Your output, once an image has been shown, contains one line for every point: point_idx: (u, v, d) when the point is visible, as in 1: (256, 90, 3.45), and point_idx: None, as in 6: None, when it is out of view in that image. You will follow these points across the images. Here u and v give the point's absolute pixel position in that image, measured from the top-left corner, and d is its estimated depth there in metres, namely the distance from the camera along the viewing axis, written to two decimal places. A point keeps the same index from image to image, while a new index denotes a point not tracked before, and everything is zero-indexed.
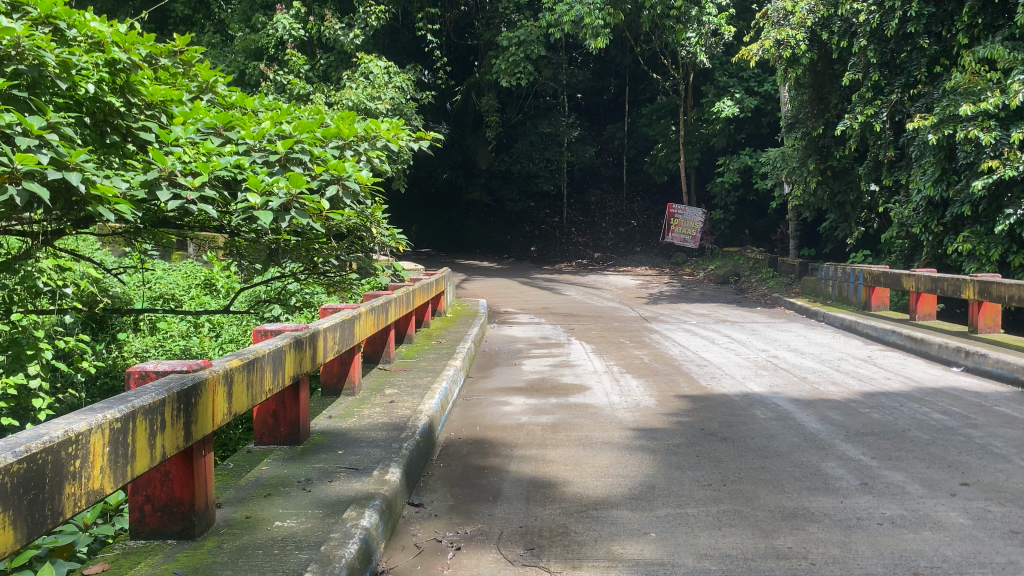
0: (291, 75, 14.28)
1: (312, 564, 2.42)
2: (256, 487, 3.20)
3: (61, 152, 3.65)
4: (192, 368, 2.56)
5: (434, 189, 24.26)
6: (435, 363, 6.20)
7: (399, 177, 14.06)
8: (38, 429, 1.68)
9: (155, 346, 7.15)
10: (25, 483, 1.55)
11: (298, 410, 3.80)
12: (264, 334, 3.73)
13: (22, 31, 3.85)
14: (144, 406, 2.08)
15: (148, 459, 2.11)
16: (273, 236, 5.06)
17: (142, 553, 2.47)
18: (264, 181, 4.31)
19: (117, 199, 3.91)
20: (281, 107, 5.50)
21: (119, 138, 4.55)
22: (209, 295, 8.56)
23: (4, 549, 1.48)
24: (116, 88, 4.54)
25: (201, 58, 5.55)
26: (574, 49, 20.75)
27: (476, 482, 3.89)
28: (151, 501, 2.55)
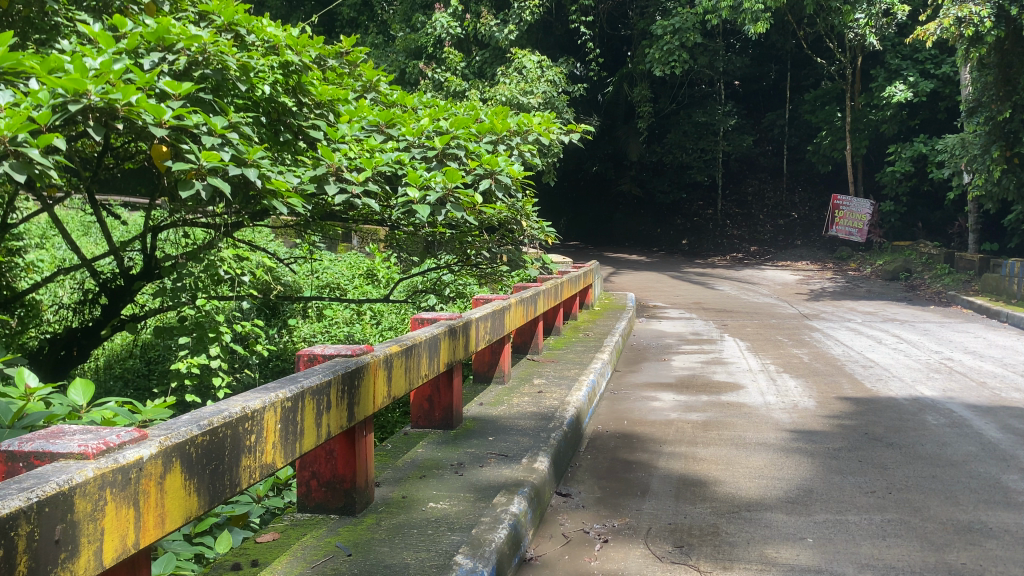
0: (448, 72, 14.69)
1: (463, 546, 2.49)
2: (412, 469, 3.33)
3: (241, 150, 3.93)
4: (356, 352, 2.69)
5: (585, 182, 24.28)
6: (583, 356, 6.21)
7: (551, 169, 14.18)
8: (220, 405, 1.82)
9: (322, 332, 7.61)
10: (208, 453, 1.68)
11: (451, 395, 3.92)
12: (421, 322, 3.86)
13: (208, 38, 4.18)
14: (312, 386, 2.21)
15: (315, 437, 2.24)
16: (430, 229, 5.24)
17: (308, 525, 2.63)
18: (422, 176, 4.45)
19: (289, 193, 4.18)
20: (439, 104, 5.70)
21: (291, 136, 4.86)
22: (371, 285, 9.00)
23: (189, 514, 1.61)
24: (290, 89, 4.84)
25: (365, 58, 5.79)
26: (733, 36, 20.11)
27: (624, 476, 3.87)
28: (316, 478, 2.71)
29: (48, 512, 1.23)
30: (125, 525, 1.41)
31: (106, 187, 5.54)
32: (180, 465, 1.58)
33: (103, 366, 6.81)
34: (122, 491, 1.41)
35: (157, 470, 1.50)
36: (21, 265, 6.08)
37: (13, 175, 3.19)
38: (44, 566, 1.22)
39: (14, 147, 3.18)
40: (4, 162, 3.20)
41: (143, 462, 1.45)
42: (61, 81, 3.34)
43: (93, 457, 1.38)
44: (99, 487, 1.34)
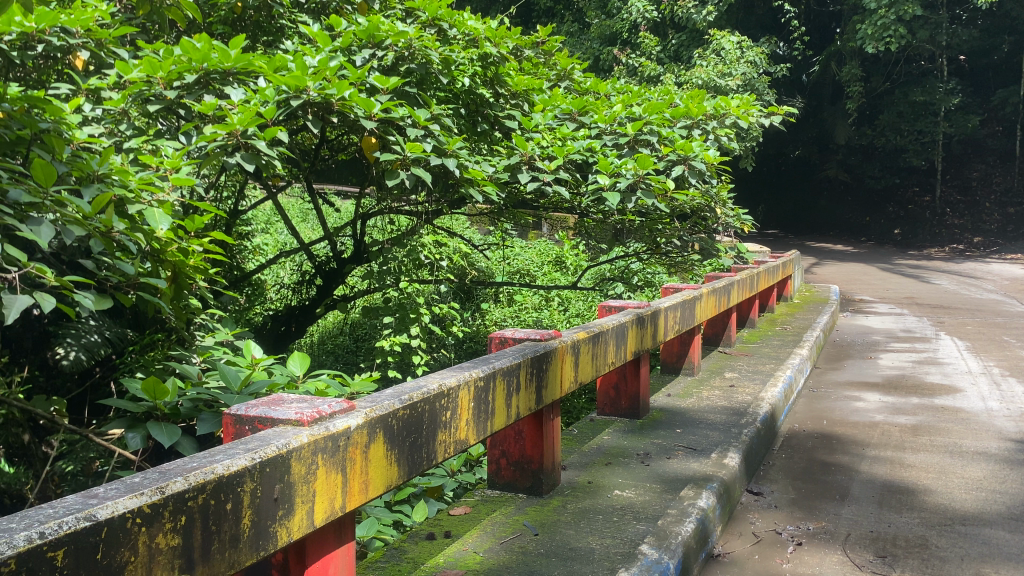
0: (643, 57, 14.49)
1: (649, 537, 2.47)
2: (599, 455, 3.34)
3: (441, 140, 4.09)
4: (544, 337, 2.74)
5: (785, 168, 23.16)
6: (779, 350, 5.95)
7: (748, 155, 13.64)
8: (418, 381, 1.92)
9: (512, 317, 7.82)
10: (408, 426, 1.78)
11: (638, 384, 3.88)
12: (609, 309, 3.86)
13: (413, 34, 4.38)
14: (503, 368, 2.27)
15: (506, 417, 2.31)
16: (620, 216, 5.23)
17: (497, 502, 2.72)
18: (613, 163, 4.44)
19: (485, 181, 4.30)
20: (632, 90, 5.64)
21: (488, 126, 5.01)
22: (560, 272, 9.12)
23: (389, 483, 1.71)
24: (488, 80, 4.99)
25: (561, 46, 5.83)
26: (958, 5, 18.30)
27: (821, 478, 3.68)
28: (505, 456, 2.79)
29: (268, 472, 1.35)
30: (334, 489, 1.52)
31: (321, 177, 5.99)
32: (383, 436, 1.68)
33: (316, 342, 7.39)
34: (332, 457, 1.52)
35: (362, 439, 1.61)
36: (250, 248, 6.72)
37: (244, 166, 3.52)
38: (265, 520, 1.35)
39: (245, 140, 3.51)
40: (237, 154, 3.55)
41: (350, 431, 1.57)
42: (284, 79, 3.64)
43: (307, 425, 1.50)
44: (312, 451, 1.46)
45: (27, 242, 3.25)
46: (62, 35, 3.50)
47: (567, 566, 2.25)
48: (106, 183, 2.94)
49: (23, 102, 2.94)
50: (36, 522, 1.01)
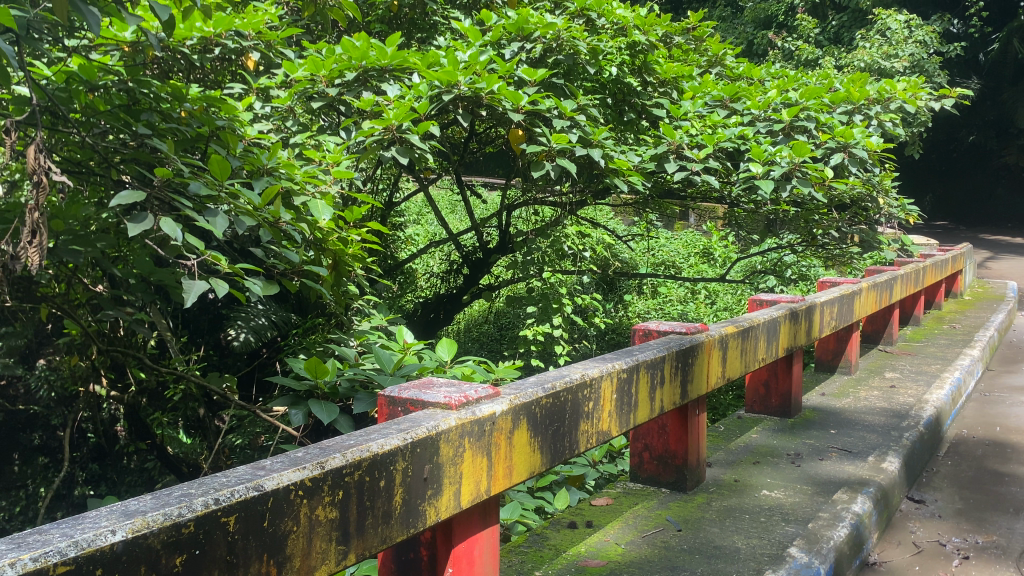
0: (799, 40, 13.87)
1: (799, 539, 2.38)
2: (746, 453, 3.25)
3: (588, 131, 4.08)
4: (690, 330, 2.69)
5: (958, 154, 21.53)
6: (946, 350, 5.56)
7: (915, 141, 12.78)
8: (561, 371, 1.94)
9: (656, 309, 7.74)
10: (550, 415, 1.80)
11: (790, 382, 3.74)
12: (759, 303, 3.73)
13: (562, 25, 4.39)
14: (647, 360, 2.25)
15: (650, 410, 2.29)
16: (772, 207, 5.04)
17: (640, 495, 2.71)
18: (766, 151, 4.27)
19: (631, 171, 4.26)
20: (787, 75, 5.43)
21: (635, 115, 4.99)
22: (707, 264, 8.91)
23: (532, 470, 1.74)
24: (636, 69, 4.94)
25: (712, 32, 5.70)
26: None
27: (993, 489, 3.41)
28: (648, 450, 2.77)
29: (418, 453, 1.40)
30: (479, 472, 1.56)
31: (470, 169, 6.12)
32: (526, 423, 1.71)
33: (462, 329, 7.60)
34: (478, 441, 1.56)
35: (507, 425, 1.64)
36: (401, 238, 6.98)
37: (398, 159, 3.65)
38: (415, 499, 1.40)
39: (399, 134, 3.64)
40: (391, 148, 3.69)
41: (495, 417, 1.60)
42: (437, 74, 3.74)
43: (455, 409, 1.55)
44: (459, 435, 1.50)
45: (205, 231, 3.53)
46: (236, 38, 3.76)
47: (711, 563, 2.21)
48: (273, 176, 3.14)
49: (202, 102, 3.18)
50: (211, 489, 1.10)
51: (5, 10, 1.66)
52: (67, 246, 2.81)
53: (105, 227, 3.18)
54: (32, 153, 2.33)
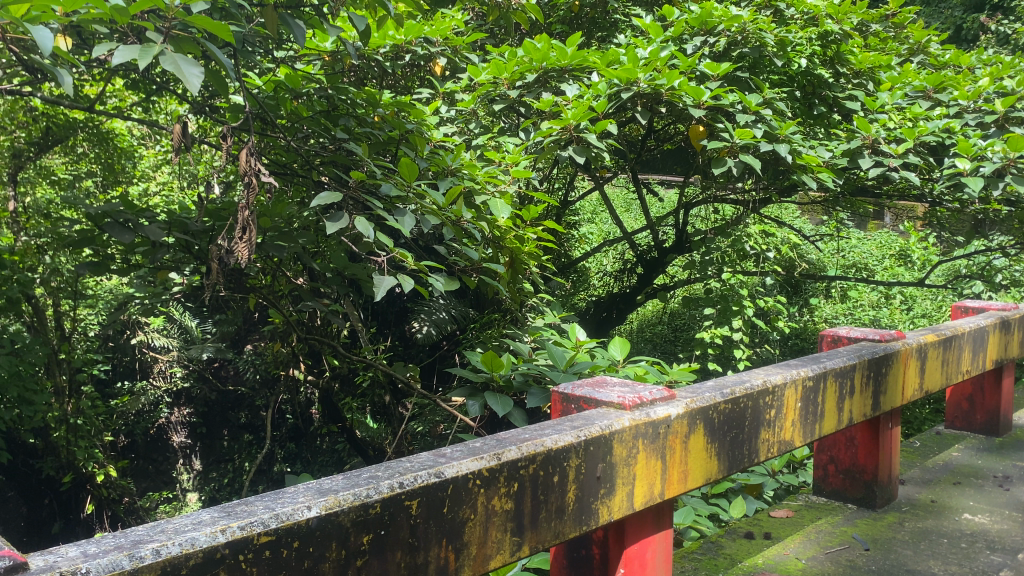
0: (1017, 22, 12.61)
1: (1005, 571, 2.16)
2: (945, 472, 3.00)
3: (773, 125, 3.90)
4: (884, 338, 2.52)
5: None
6: None
7: None
8: (741, 376, 1.88)
9: (845, 314, 7.32)
10: (729, 421, 1.74)
11: (998, 398, 3.42)
12: (964, 311, 3.43)
13: (748, 17, 4.23)
14: (835, 368, 2.13)
15: (837, 422, 2.17)
16: (982, 206, 4.61)
17: (823, 509, 2.58)
18: (975, 145, 3.92)
19: (820, 167, 4.04)
20: (1002, 61, 4.96)
21: (825, 108, 4.71)
22: (904, 267, 8.31)
23: (708, 476, 1.70)
24: (828, 60, 4.68)
25: (915, 18, 5.32)
26: None
27: None
28: (834, 463, 2.64)
29: (592, 451, 1.41)
30: (653, 475, 1.55)
31: (648, 167, 6.05)
32: (703, 428, 1.67)
33: (637, 329, 7.56)
34: (653, 443, 1.54)
35: (683, 429, 1.61)
36: (576, 237, 7.02)
37: (575, 158, 3.67)
38: (588, 497, 1.41)
39: (577, 134, 3.66)
40: (569, 147, 3.71)
41: (671, 420, 1.57)
42: (617, 72, 3.70)
43: (629, 409, 1.54)
44: (633, 436, 1.49)
45: (393, 229, 3.72)
46: (425, 45, 3.94)
47: None
48: (457, 176, 3.26)
49: (393, 106, 3.35)
50: (397, 472, 1.16)
51: (226, 27, 1.82)
52: (273, 242, 3.05)
53: (304, 224, 3.43)
54: (245, 155, 2.55)
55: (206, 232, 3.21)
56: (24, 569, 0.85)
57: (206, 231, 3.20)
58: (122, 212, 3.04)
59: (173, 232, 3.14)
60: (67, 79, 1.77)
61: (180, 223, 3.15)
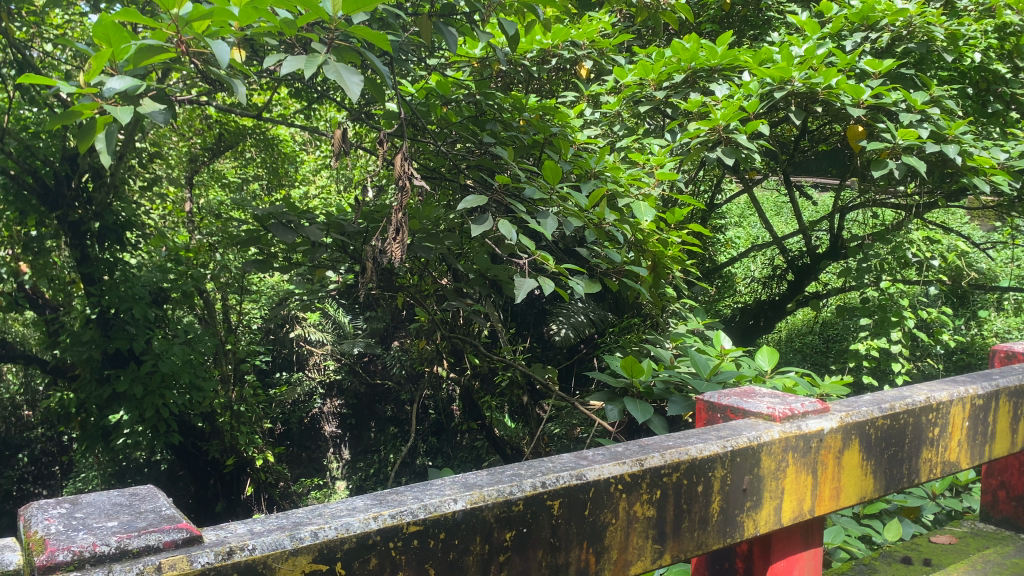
0: None
1: None
2: None
3: (942, 126, 3.64)
4: None
5: None
6: None
7: None
8: (902, 392, 1.77)
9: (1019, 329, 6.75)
10: (887, 438, 1.65)
11: None
12: None
13: (915, 11, 3.97)
14: (1009, 388, 1.97)
15: (1009, 444, 2.00)
16: None
17: (991, 538, 2.40)
18: None
19: (994, 170, 3.74)
20: None
21: (1001, 106, 4.43)
22: None
23: (863, 495, 1.61)
24: (1005, 54, 4.42)
25: None
26: None
27: None
28: (1005, 489, 2.45)
29: (738, 463, 1.37)
30: (803, 490, 1.48)
31: (800, 169, 5.81)
32: (859, 443, 1.58)
33: (785, 338, 7.32)
34: (804, 457, 1.48)
35: (836, 444, 1.53)
36: (721, 242, 6.86)
37: (723, 160, 3.57)
38: (733, 509, 1.37)
39: (727, 134, 3.55)
40: (717, 148, 3.62)
41: (824, 434, 1.50)
42: (769, 71, 3.55)
43: (779, 422, 1.49)
44: (783, 449, 1.44)
45: (536, 232, 3.76)
46: (572, 49, 3.96)
47: None
48: (600, 179, 3.24)
49: (538, 109, 3.39)
50: (540, 472, 1.18)
51: (384, 36, 1.90)
52: (421, 243, 3.15)
53: (451, 226, 3.52)
54: (399, 160, 2.65)
55: (360, 233, 3.37)
56: (198, 541, 0.91)
57: (360, 233, 3.36)
58: (285, 213, 3.23)
59: (330, 233, 3.31)
60: (241, 89, 1.90)
61: (337, 224, 3.32)
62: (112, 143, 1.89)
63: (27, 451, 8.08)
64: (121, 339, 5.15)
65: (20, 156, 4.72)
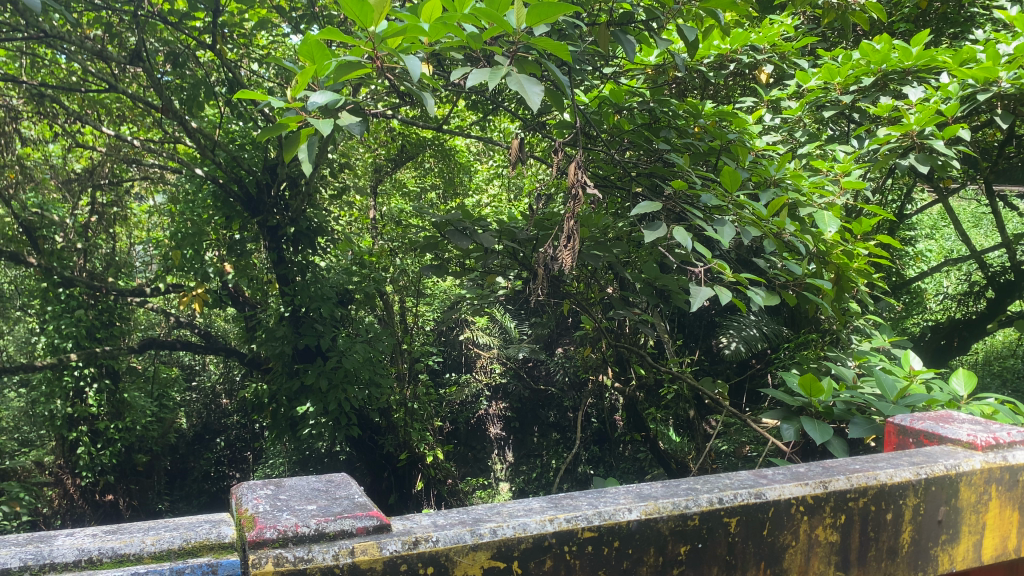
0: None
1: None
2: None
3: None
4: None
5: None
6: None
7: None
8: None
9: None
10: None
11: None
12: None
13: None
14: None
15: None
16: None
17: None
18: None
19: None
20: None
21: None
22: None
23: None
24: None
25: None
26: None
27: None
28: None
29: (933, 491, 1.28)
30: (1008, 527, 1.35)
31: (1003, 177, 5.34)
32: None
33: (982, 361, 6.74)
34: (1010, 490, 1.36)
35: None
36: (910, 254, 6.42)
37: (917, 168, 3.33)
38: (926, 540, 1.27)
39: (921, 140, 3.31)
40: (910, 155, 3.38)
41: None
42: (972, 72, 3.28)
43: (981, 450, 1.39)
44: (986, 480, 1.33)
45: (710, 241, 3.67)
46: (751, 53, 3.85)
47: None
48: (780, 187, 3.13)
49: (715, 115, 3.31)
50: (717, 488, 1.17)
51: (566, 47, 1.93)
52: (589, 251, 3.17)
53: (620, 235, 3.52)
54: (573, 168, 2.67)
55: (531, 240, 3.43)
56: (387, 530, 0.97)
57: (531, 240, 3.43)
58: (461, 220, 3.34)
59: (502, 241, 3.40)
60: (429, 101, 2.00)
61: (509, 232, 3.40)
62: (312, 153, 2.03)
63: (224, 436, 8.84)
64: (309, 335, 5.51)
65: (229, 165, 5.19)
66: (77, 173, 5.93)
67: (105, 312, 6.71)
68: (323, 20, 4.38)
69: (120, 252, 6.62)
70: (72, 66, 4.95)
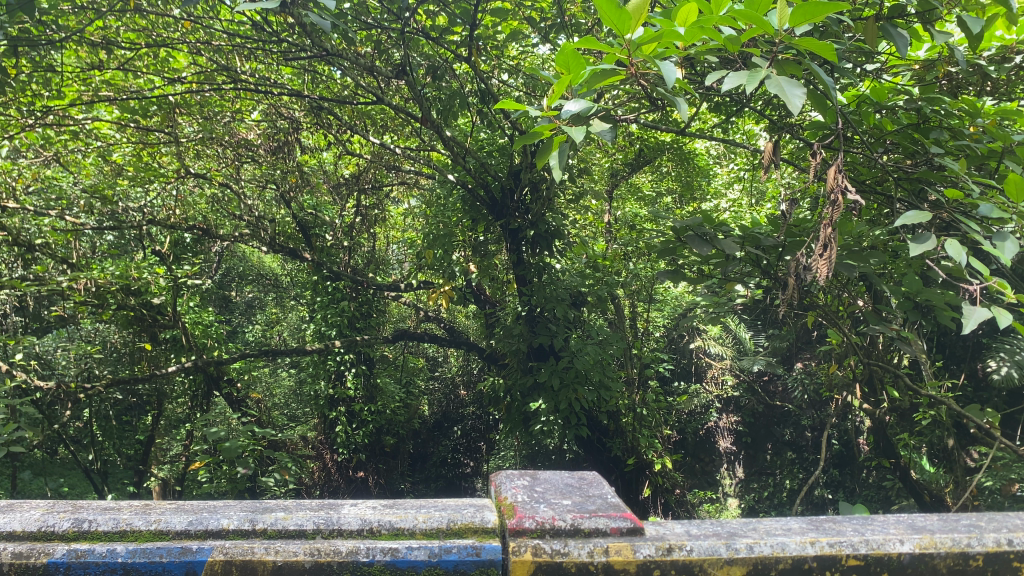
0: None
1: None
2: None
3: None
4: None
5: None
6: None
7: None
8: None
9: None
10: None
11: None
12: None
13: None
14: None
15: None
16: None
17: None
18: None
19: None
20: None
21: None
22: None
23: None
24: None
25: None
26: None
27: None
28: None
29: None
30: None
31: None
32: None
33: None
34: None
35: None
36: None
37: None
38: None
39: None
40: None
41: None
42: None
43: None
44: None
45: (986, 255, 3.31)
46: None
47: None
48: None
49: (995, 115, 2.98)
50: (1004, 529, 1.25)
51: (832, 45, 1.81)
52: (843, 261, 2.96)
53: (877, 244, 3.26)
54: (833, 173, 2.51)
55: (777, 249, 3.27)
56: (639, 533, 1.16)
57: (777, 248, 3.26)
58: (701, 226, 3.25)
59: (745, 247, 3.25)
60: (682, 105, 1.97)
61: (753, 238, 3.25)
62: (562, 159, 2.08)
63: (461, 425, 9.17)
64: (543, 335, 5.64)
65: (478, 171, 5.44)
66: (346, 177, 6.51)
67: (364, 305, 7.40)
68: (569, 27, 4.46)
69: (379, 250, 7.34)
70: (345, 80, 5.44)
